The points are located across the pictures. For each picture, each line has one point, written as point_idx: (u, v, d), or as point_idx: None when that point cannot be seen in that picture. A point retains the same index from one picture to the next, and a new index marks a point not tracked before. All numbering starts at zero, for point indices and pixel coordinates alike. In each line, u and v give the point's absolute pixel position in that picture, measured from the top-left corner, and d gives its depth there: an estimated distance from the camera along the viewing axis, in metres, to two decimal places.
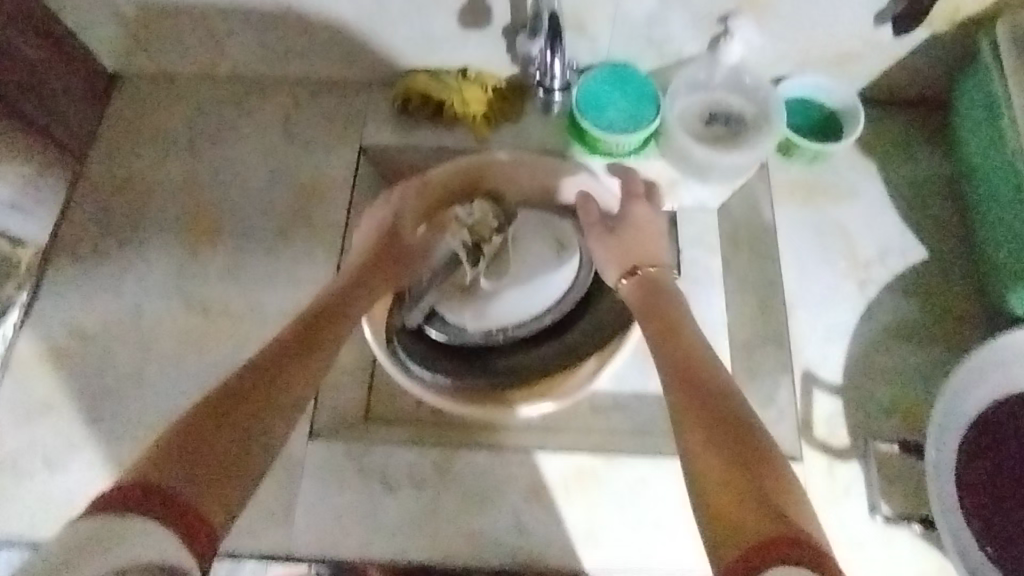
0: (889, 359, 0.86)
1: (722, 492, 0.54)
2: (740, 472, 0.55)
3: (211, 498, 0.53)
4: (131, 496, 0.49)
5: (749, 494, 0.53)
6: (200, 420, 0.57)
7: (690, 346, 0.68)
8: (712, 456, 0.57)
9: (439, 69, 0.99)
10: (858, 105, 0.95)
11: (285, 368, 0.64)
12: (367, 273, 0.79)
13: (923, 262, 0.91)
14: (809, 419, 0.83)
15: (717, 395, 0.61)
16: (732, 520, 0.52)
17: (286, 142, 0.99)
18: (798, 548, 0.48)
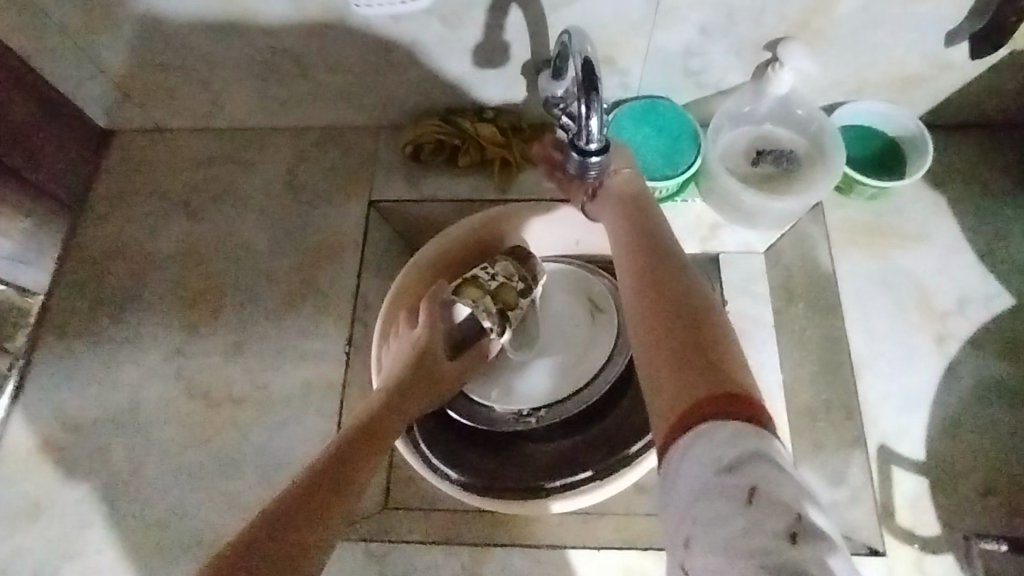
0: (977, 429, 0.75)
1: (671, 333, 0.51)
2: (680, 319, 0.52)
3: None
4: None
5: (691, 350, 0.49)
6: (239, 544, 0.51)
7: (650, 222, 0.66)
8: (657, 307, 0.54)
9: (451, 113, 0.90)
10: (924, 132, 0.84)
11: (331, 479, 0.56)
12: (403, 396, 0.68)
13: (1009, 312, 0.80)
14: (891, 504, 0.72)
15: (668, 264, 0.59)
16: (669, 379, 0.48)
17: (290, 200, 0.91)
18: (735, 405, 0.44)
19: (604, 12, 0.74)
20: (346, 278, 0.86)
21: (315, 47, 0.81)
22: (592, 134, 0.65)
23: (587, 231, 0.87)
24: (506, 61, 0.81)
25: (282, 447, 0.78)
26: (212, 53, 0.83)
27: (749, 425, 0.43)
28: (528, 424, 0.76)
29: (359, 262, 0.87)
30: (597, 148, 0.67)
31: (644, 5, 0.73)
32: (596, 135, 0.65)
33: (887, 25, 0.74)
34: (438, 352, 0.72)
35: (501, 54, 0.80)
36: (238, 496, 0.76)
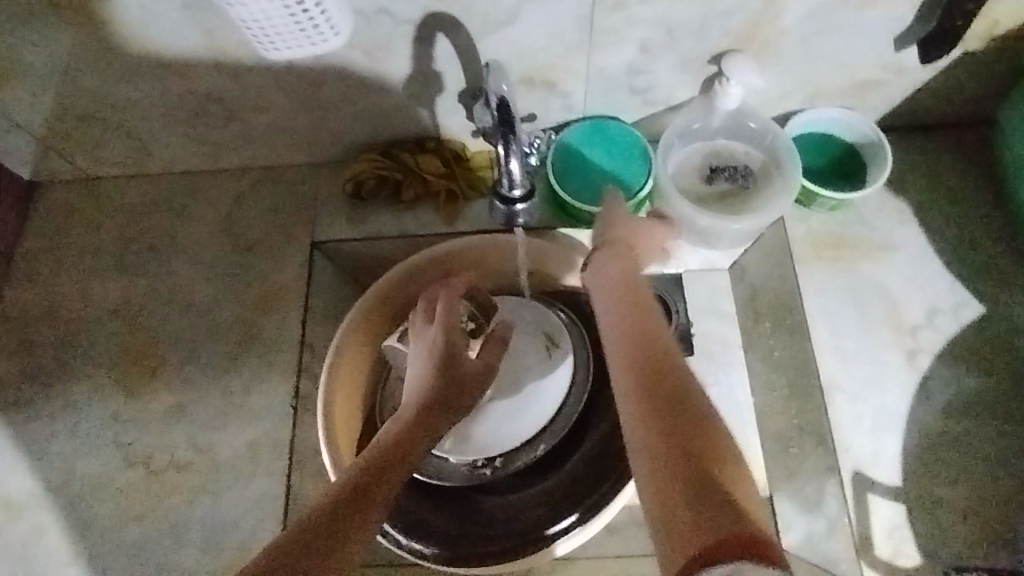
0: (954, 447, 0.72)
1: (672, 454, 0.47)
2: (688, 437, 0.47)
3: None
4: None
5: (697, 476, 0.45)
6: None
7: (643, 307, 0.62)
8: (660, 421, 0.49)
9: (391, 145, 0.86)
10: (883, 139, 0.80)
11: (340, 522, 0.50)
12: (416, 432, 0.61)
13: (980, 322, 0.77)
14: (868, 535, 0.69)
15: (668, 362, 0.54)
16: (677, 513, 0.43)
17: (229, 246, 0.86)
18: (749, 546, 0.40)
19: (537, 34, 0.70)
20: (291, 327, 0.82)
21: (239, 87, 0.77)
22: (514, 181, 0.76)
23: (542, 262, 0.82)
24: (441, 91, 0.77)
25: (230, 515, 0.74)
26: (130, 100, 0.78)
27: (766, 567, 0.39)
28: (482, 475, 0.71)
29: (304, 309, 0.83)
30: (520, 195, 0.78)
31: (578, 26, 0.69)
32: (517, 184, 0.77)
33: (835, 32, 0.71)
34: (461, 348, 0.68)
35: (435, 84, 0.76)
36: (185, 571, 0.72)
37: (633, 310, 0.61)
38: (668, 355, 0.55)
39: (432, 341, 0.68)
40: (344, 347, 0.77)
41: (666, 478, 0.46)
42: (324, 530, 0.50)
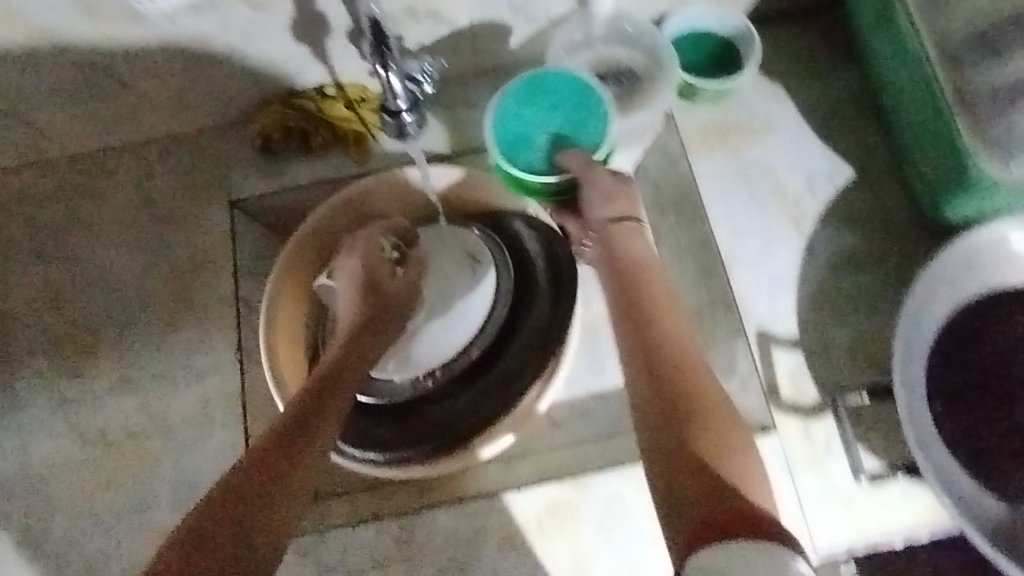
0: (840, 297, 0.81)
1: (685, 447, 0.51)
2: (697, 436, 0.52)
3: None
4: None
5: (705, 471, 0.49)
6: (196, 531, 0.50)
7: (645, 279, 0.66)
8: (677, 424, 0.53)
9: (293, 95, 0.87)
10: (751, 27, 0.86)
11: (282, 459, 0.56)
12: (343, 360, 0.67)
13: (853, 184, 0.85)
14: (775, 383, 0.78)
15: (674, 360, 0.58)
16: (696, 509, 0.47)
17: (145, 218, 0.86)
18: (748, 525, 0.44)
19: None
20: (222, 287, 0.83)
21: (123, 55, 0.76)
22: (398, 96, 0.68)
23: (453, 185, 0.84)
24: (329, 33, 0.78)
25: (194, 469, 0.77)
26: (11, 82, 0.76)
27: (762, 544, 0.43)
28: (427, 386, 0.76)
29: (233, 268, 0.85)
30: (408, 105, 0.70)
31: None
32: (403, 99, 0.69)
33: None
34: (381, 275, 0.74)
35: (322, 28, 0.77)
36: (161, 528, 0.76)
37: (649, 309, 0.63)
38: (687, 365, 0.58)
39: (353, 271, 0.75)
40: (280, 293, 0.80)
41: (682, 481, 0.49)
42: (264, 464, 0.55)
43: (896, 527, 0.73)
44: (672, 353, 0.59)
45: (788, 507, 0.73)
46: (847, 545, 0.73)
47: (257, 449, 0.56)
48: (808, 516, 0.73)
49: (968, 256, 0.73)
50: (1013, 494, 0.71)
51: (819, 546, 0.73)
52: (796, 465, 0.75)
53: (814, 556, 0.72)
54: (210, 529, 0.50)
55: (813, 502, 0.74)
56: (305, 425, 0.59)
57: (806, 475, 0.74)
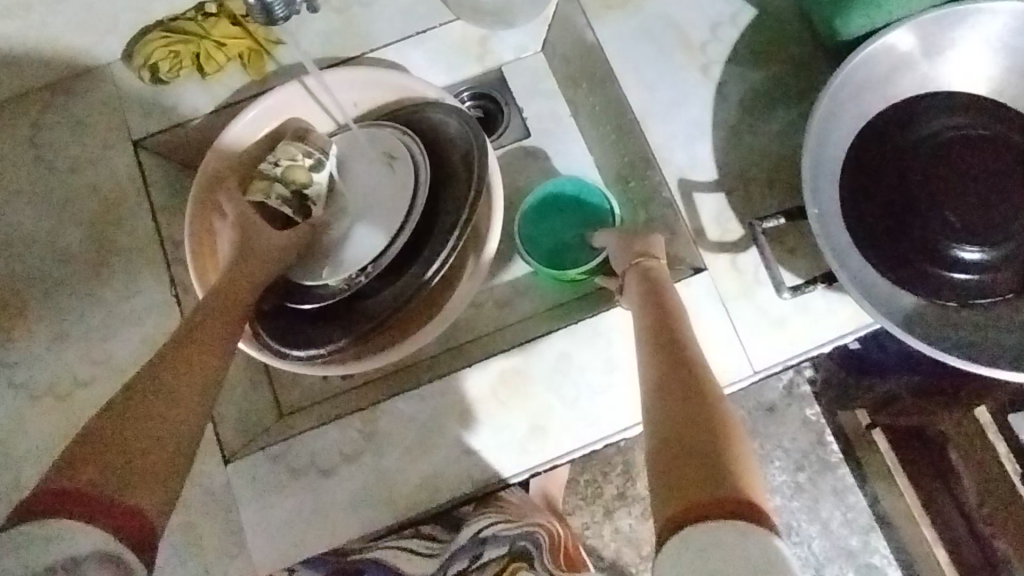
0: (752, 133, 0.83)
1: (693, 417, 0.47)
2: (703, 409, 0.48)
3: (145, 497, 0.44)
4: (54, 502, 0.41)
5: (710, 449, 0.44)
6: (102, 424, 0.46)
7: (671, 312, 0.63)
8: (674, 398, 0.50)
9: (171, 19, 0.83)
10: None
11: (184, 355, 0.54)
12: (243, 287, 0.64)
13: (753, 21, 0.85)
14: (701, 225, 0.81)
15: (692, 360, 0.55)
16: (685, 479, 0.43)
17: (45, 171, 0.83)
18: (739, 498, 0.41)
19: None
20: (145, 226, 0.82)
21: None
22: None
23: (358, 88, 0.84)
24: None
25: None
26: None
27: (747, 524, 0.39)
28: (362, 283, 0.76)
29: (151, 207, 0.83)
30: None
31: None
32: None
33: None
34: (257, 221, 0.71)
35: None
36: None
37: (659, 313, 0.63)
38: (692, 353, 0.56)
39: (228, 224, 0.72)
40: (200, 223, 0.79)
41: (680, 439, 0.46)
42: (174, 352, 0.54)
43: (824, 334, 0.78)
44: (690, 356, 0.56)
45: (723, 336, 0.78)
46: (782, 361, 0.78)
47: (156, 354, 0.53)
48: (743, 342, 0.78)
49: (866, 67, 0.75)
50: (928, 287, 0.76)
51: (756, 365, 0.78)
52: (727, 298, 0.78)
53: (752, 374, 0.77)
54: (118, 420, 0.47)
55: (745, 327, 0.78)
56: (203, 327, 0.57)
57: (737, 305, 0.78)
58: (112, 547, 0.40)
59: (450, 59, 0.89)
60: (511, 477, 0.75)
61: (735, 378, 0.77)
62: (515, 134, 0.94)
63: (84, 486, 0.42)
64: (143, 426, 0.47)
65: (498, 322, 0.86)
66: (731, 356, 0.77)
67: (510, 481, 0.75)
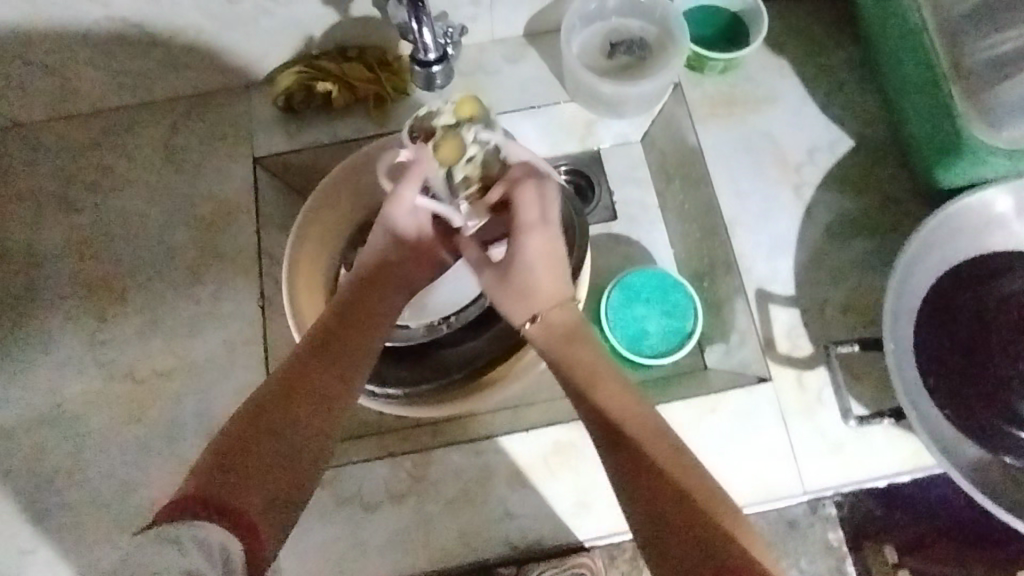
0: (834, 259, 0.85)
1: (688, 547, 0.47)
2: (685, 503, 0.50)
3: (264, 519, 0.48)
4: (201, 508, 0.47)
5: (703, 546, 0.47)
6: (231, 438, 0.51)
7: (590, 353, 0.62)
8: (653, 495, 0.51)
9: (314, 57, 0.90)
10: (760, 5, 0.89)
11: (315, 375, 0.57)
12: (370, 314, 0.64)
13: (851, 153, 0.89)
14: (772, 336, 0.82)
15: (639, 441, 0.54)
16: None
17: (171, 171, 0.89)
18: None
19: None
20: (248, 237, 0.88)
21: (156, 10, 0.79)
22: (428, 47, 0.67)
23: None
24: None
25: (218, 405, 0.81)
26: (50, 33, 0.80)
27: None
28: (441, 331, 0.81)
29: (258, 220, 0.89)
30: (436, 59, 0.69)
31: None
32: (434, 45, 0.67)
33: None
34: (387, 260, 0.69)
35: None
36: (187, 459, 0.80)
37: (584, 378, 0.59)
38: (633, 422, 0.56)
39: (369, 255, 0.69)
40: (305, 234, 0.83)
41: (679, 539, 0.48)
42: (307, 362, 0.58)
43: (882, 469, 0.78)
44: (653, 460, 0.53)
45: (779, 450, 0.78)
46: (834, 486, 0.77)
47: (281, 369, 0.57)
48: (799, 460, 0.78)
49: (960, 218, 0.78)
50: (995, 443, 0.76)
51: (808, 486, 0.77)
52: (789, 413, 0.79)
53: (803, 495, 0.77)
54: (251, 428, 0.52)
55: (803, 447, 0.78)
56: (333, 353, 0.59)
57: (799, 422, 0.79)
58: (221, 549, 0.46)
59: (557, 135, 0.95)
60: (588, 541, 0.76)
61: (784, 494, 0.77)
62: (603, 214, 0.97)
63: (216, 491, 0.48)
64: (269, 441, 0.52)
65: (556, 391, 0.88)
66: (785, 472, 0.77)
67: (578, 546, 0.76)
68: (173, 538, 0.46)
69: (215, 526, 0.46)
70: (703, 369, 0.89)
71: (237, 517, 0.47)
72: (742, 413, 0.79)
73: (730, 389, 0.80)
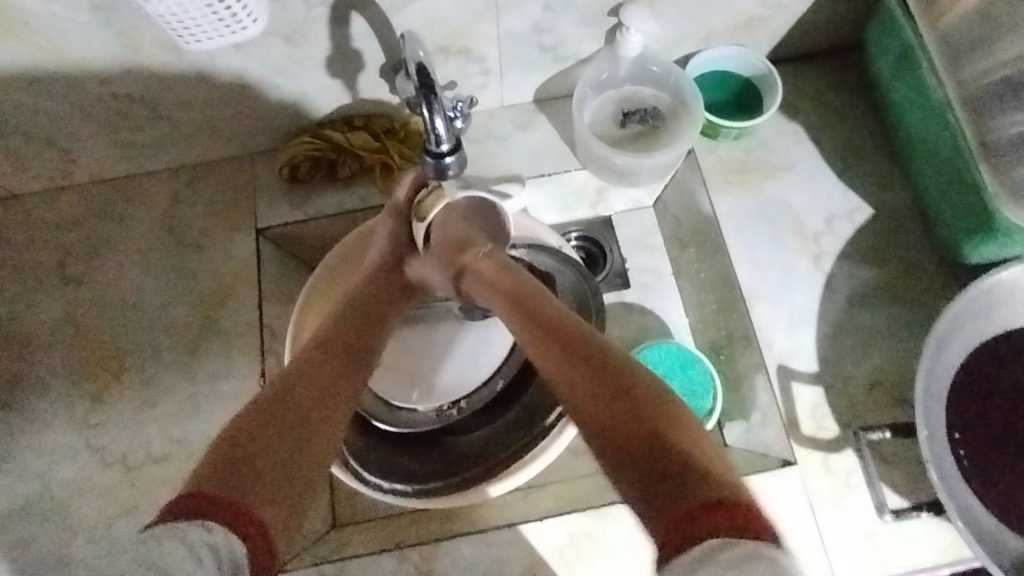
0: (859, 333, 0.82)
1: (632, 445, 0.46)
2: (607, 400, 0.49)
3: (270, 523, 0.46)
4: (197, 508, 0.43)
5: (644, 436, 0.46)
6: (230, 443, 0.49)
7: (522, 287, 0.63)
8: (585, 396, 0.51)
9: (320, 127, 0.88)
10: (775, 71, 0.87)
11: (317, 390, 0.57)
12: (371, 333, 0.66)
13: (870, 221, 0.87)
14: (796, 417, 0.79)
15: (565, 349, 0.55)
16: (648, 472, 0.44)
17: (171, 243, 0.87)
18: (737, 519, 0.39)
19: (447, 5, 0.74)
20: (250, 312, 0.85)
21: (160, 83, 0.78)
22: (441, 137, 0.63)
23: None
24: (364, 68, 0.81)
25: None
26: (50, 109, 0.78)
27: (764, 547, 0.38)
28: (451, 415, 0.78)
29: (260, 293, 0.86)
30: (449, 150, 0.65)
31: None
32: (446, 136, 0.64)
33: None
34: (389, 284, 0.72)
35: (356, 61, 0.79)
36: None
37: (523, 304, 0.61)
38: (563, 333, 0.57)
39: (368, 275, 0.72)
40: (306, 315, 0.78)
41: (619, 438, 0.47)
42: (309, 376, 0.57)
43: (916, 562, 0.73)
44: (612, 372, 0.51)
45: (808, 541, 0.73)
46: None
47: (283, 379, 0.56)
48: (829, 552, 0.73)
49: (995, 294, 0.74)
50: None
51: None
52: (817, 500, 0.75)
53: None
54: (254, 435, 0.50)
55: (832, 537, 0.74)
56: (322, 370, 0.59)
57: (828, 510, 0.75)
58: (226, 556, 0.41)
59: (567, 203, 0.94)
60: None
61: None
62: (614, 283, 0.95)
63: (219, 495, 0.45)
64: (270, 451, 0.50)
65: (570, 472, 0.84)
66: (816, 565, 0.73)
67: None
68: (183, 537, 0.40)
69: (221, 532, 0.42)
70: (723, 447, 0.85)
71: (238, 525, 0.44)
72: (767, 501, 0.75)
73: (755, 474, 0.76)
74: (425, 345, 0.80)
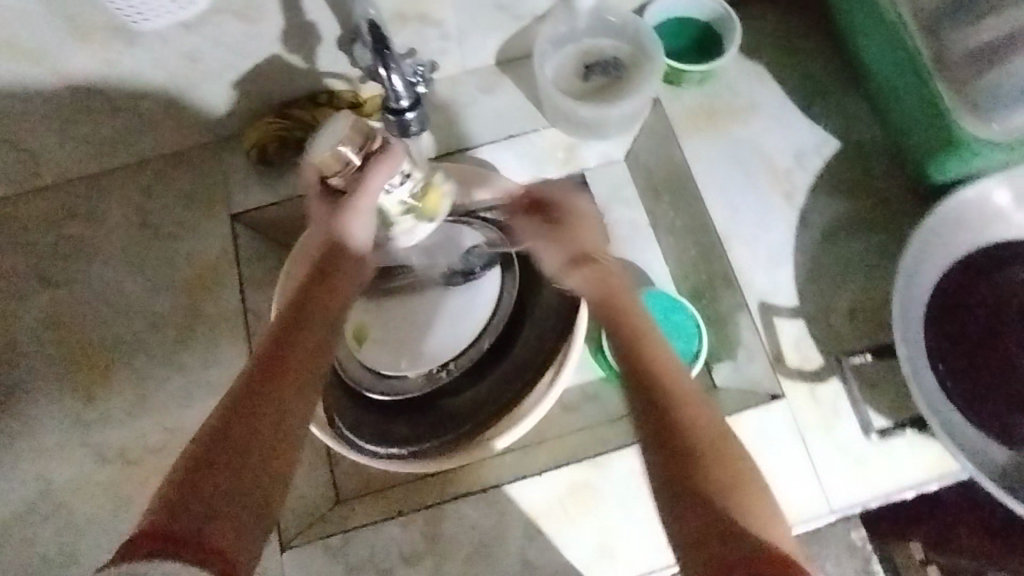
0: (836, 263, 0.83)
1: (698, 505, 0.49)
2: (673, 434, 0.53)
3: (229, 540, 0.47)
4: (156, 545, 0.43)
5: (706, 496, 0.49)
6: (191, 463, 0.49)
7: (621, 301, 0.65)
8: (653, 424, 0.54)
9: (284, 106, 0.87)
10: (732, 12, 0.87)
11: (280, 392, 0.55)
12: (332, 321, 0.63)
13: (839, 154, 0.87)
14: (781, 351, 0.80)
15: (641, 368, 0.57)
16: (700, 531, 0.47)
17: (147, 237, 0.86)
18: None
19: None
20: (232, 298, 0.85)
21: (116, 73, 0.77)
22: (399, 92, 0.63)
23: None
24: (321, 41, 0.80)
25: None
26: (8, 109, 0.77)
27: None
28: (441, 379, 0.79)
29: (241, 279, 0.86)
30: (410, 106, 0.65)
31: None
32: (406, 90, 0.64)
33: None
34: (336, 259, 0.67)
35: (312, 35, 0.79)
36: None
37: (618, 312, 0.64)
38: (643, 353, 0.59)
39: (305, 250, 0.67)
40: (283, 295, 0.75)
41: (683, 483, 0.50)
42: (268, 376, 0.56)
43: (907, 479, 0.75)
44: (679, 411, 0.54)
45: (800, 468, 0.75)
46: (863, 503, 0.74)
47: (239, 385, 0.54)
48: (823, 479, 0.75)
49: (959, 213, 0.76)
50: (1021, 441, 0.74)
51: (836, 505, 0.74)
52: (807, 430, 0.76)
53: (831, 514, 0.74)
54: (214, 454, 0.50)
55: (823, 463, 0.75)
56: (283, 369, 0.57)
57: (819, 439, 0.76)
58: None
59: (539, 162, 0.93)
60: None
61: (812, 516, 0.74)
62: None
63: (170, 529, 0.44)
64: (233, 472, 0.49)
65: (565, 428, 0.85)
66: (811, 493, 0.75)
67: None
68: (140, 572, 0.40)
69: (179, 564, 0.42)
70: (713, 390, 0.86)
71: (192, 555, 0.44)
72: (757, 433, 0.76)
73: (745, 410, 0.77)
74: (410, 311, 0.80)
